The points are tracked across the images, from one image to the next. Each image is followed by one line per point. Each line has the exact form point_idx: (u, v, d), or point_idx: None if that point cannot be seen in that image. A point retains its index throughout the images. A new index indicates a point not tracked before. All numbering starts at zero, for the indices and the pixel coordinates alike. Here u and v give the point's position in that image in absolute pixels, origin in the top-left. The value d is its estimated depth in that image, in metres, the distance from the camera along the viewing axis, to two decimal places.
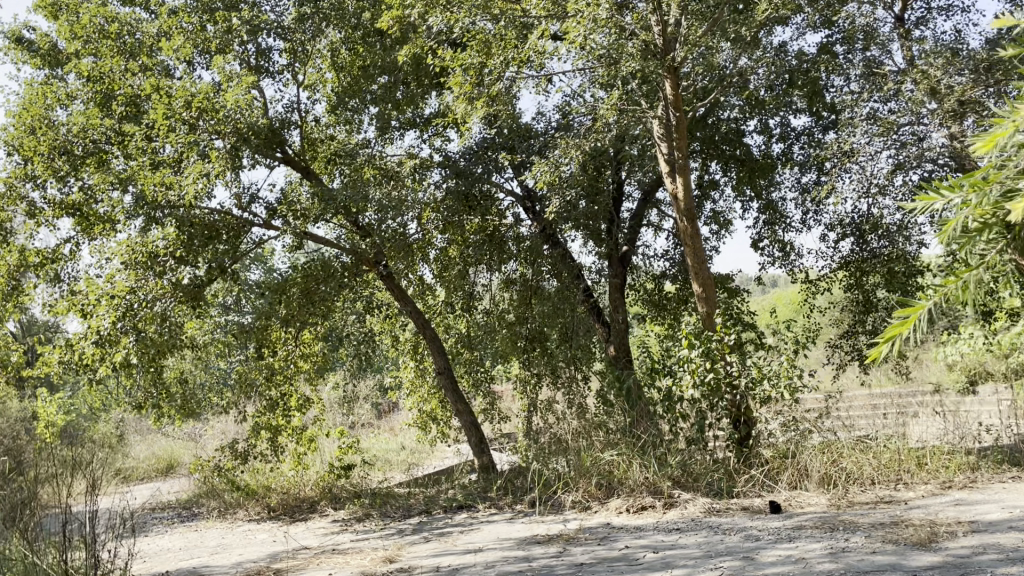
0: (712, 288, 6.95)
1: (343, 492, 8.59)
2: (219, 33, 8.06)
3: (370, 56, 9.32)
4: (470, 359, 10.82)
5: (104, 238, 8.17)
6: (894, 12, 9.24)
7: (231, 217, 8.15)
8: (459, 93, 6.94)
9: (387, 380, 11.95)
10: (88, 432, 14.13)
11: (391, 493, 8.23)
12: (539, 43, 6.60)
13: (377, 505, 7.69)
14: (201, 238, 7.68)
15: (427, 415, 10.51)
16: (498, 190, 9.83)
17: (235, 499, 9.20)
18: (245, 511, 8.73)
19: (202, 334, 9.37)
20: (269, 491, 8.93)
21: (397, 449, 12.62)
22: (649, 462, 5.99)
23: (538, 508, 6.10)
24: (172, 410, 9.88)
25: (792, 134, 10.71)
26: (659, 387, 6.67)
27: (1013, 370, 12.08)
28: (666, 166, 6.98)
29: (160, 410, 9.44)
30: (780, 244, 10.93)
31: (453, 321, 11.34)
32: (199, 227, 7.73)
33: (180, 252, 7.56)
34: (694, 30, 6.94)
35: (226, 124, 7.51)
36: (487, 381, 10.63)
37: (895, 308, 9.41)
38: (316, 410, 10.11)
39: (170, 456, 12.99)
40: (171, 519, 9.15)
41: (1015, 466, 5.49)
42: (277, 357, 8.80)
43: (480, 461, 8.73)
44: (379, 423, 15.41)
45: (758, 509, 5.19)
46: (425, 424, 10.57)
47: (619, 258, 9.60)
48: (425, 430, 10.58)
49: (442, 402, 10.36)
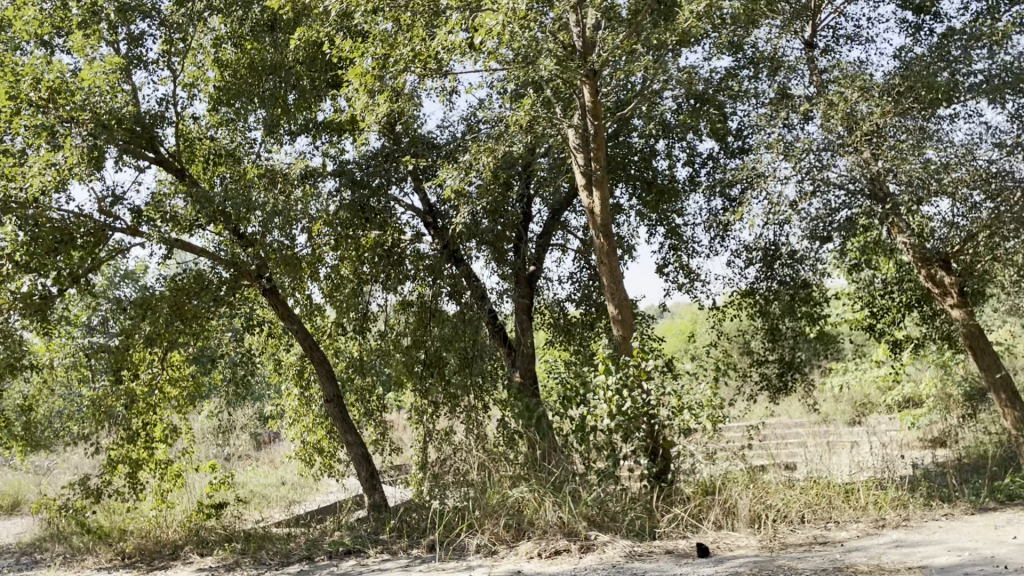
0: (628, 311, 6.49)
1: (212, 536, 7.59)
2: (84, 11, 7.13)
3: (259, 51, 8.53)
4: (361, 386, 10.00)
5: None
6: (801, 39, 9.23)
7: (89, 220, 7.13)
8: (358, 88, 6.28)
9: (268, 408, 10.95)
10: None
11: (267, 536, 7.30)
12: (449, 38, 6.04)
13: (251, 551, 6.76)
14: (47, 243, 6.66)
15: (312, 446, 9.63)
16: (397, 203, 9.16)
17: (83, 544, 8.00)
18: (92, 559, 7.57)
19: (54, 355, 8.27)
20: (124, 534, 7.76)
21: (277, 484, 11.58)
22: (562, 500, 5.41)
23: (438, 554, 5.39)
24: (13, 441, 8.59)
25: (699, 159, 10.53)
26: (571, 417, 6.12)
27: (900, 401, 12.31)
28: (582, 178, 6.52)
29: None
30: (685, 270, 10.69)
31: (343, 345, 10.51)
32: (48, 230, 6.71)
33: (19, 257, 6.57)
34: (613, 36, 6.55)
35: (83, 111, 6.65)
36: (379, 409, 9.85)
37: (801, 336, 9.25)
38: (185, 440, 9.05)
39: (13, 493, 11.45)
40: (4, 568, 7.85)
41: (941, 502, 5.24)
42: (139, 380, 7.74)
43: (371, 498, 7.90)
44: (257, 455, 14.26)
45: (684, 553, 4.68)
46: (309, 457, 9.66)
47: (524, 279, 9.07)
48: (309, 463, 9.67)
49: (329, 432, 9.51)
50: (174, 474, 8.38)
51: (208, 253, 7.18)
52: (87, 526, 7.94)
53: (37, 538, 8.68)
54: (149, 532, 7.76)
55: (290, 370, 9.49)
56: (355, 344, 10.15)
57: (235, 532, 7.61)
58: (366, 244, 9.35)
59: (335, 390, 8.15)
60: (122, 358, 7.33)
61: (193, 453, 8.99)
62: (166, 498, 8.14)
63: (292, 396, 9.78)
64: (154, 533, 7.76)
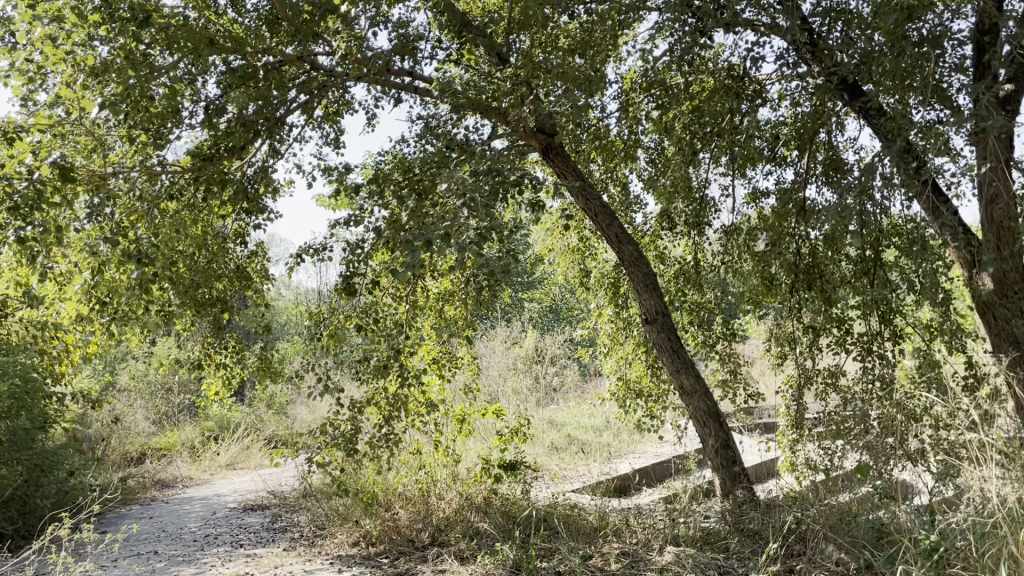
0: None
1: (485, 523, 5.19)
2: None
3: None
4: (696, 306, 6.99)
5: (39, 92, 3.76)
6: None
7: (310, 57, 4.65)
8: None
9: (577, 338, 8.44)
10: (228, 408, 11.81)
11: (564, 534, 4.68)
12: None
13: (534, 563, 4.15)
14: (251, 78, 4.25)
15: (634, 385, 7.04)
16: (756, 12, 5.76)
17: (338, 511, 5.89)
18: (335, 540, 5.53)
19: (253, 259, 5.73)
20: (387, 505, 5.56)
21: (598, 430, 9.45)
22: None
23: None
24: (220, 380, 5.79)
25: None
26: None
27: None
28: None
29: (217, 386, 5.95)
30: None
31: (667, 251, 7.55)
32: (244, 59, 4.26)
33: (243, 120, 4.27)
34: None
35: None
36: (723, 338, 6.81)
37: None
38: (469, 374, 6.78)
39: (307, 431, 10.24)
40: (250, 534, 5.97)
41: None
42: (389, 292, 5.55)
43: (729, 490, 4.92)
44: (575, 390, 12.14)
45: None
46: (629, 400, 7.11)
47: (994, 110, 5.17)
48: (628, 409, 7.11)
49: (656, 368, 6.81)
50: (450, 418, 6.08)
51: (453, 89, 4.40)
52: (345, 486, 5.82)
53: (291, 492, 7.04)
54: (420, 504, 5.50)
55: (600, 284, 7.13)
56: (687, 247, 7.15)
57: (517, 519, 5.13)
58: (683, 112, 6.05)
59: (668, 313, 5.20)
60: (357, 257, 5.00)
61: (479, 394, 6.69)
62: (443, 452, 5.83)
63: (606, 318, 7.23)
64: (421, 503, 5.52)
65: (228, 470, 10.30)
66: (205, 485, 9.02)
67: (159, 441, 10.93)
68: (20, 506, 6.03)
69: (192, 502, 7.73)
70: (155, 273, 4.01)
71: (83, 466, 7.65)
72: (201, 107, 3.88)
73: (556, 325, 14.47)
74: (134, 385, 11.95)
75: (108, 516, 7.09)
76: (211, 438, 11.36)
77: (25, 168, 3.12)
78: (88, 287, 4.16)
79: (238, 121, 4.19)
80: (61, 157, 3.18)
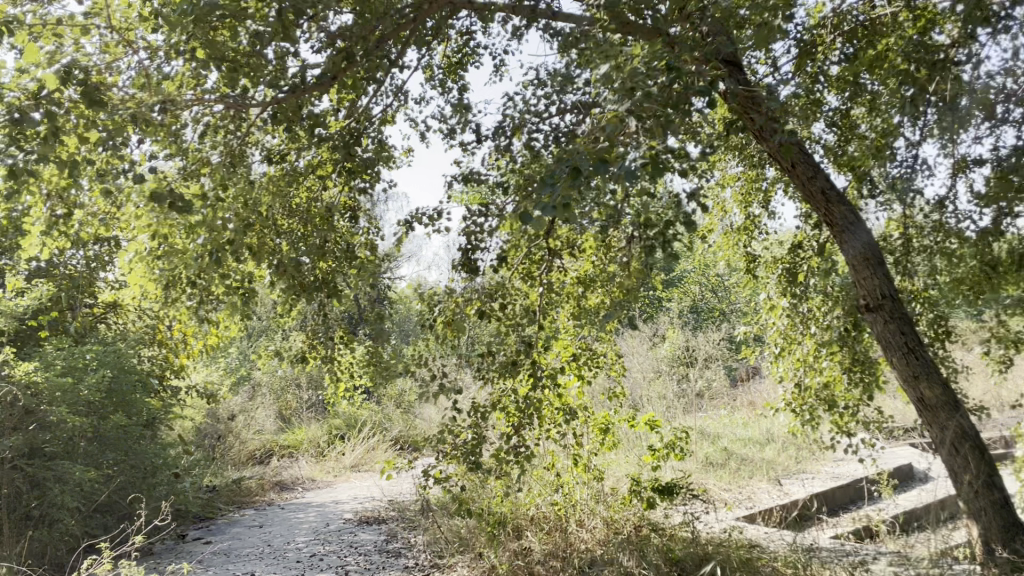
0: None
1: (636, 566, 4.13)
2: None
3: None
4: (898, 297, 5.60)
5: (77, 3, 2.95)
6: None
7: None
8: None
9: (738, 336, 7.19)
10: (353, 405, 11.26)
11: None
12: None
13: None
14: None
15: (815, 392, 5.76)
16: None
17: (458, 534, 4.98)
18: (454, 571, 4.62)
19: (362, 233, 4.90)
20: (515, 531, 4.60)
21: (760, 444, 8.14)
22: None
23: None
24: (326, 375, 5.01)
25: None
26: None
27: None
28: None
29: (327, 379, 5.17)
30: None
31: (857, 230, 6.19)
32: None
33: (334, 50, 3.38)
34: None
35: None
36: (935, 337, 5.40)
37: None
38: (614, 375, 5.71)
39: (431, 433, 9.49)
40: (361, 554, 5.17)
41: None
42: (518, 273, 4.56)
43: (983, 546, 3.77)
44: (726, 396, 10.81)
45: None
46: (809, 410, 5.80)
47: None
48: (809, 421, 5.81)
49: (846, 372, 5.49)
50: (588, 428, 5.05)
51: (599, 1, 3.36)
52: (466, 505, 4.91)
53: (410, 503, 6.23)
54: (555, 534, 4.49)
55: (773, 270, 5.88)
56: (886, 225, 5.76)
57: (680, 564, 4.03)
58: (878, 49, 4.77)
59: (896, 298, 4.01)
60: (479, 227, 4.03)
61: (625, 399, 5.62)
62: (583, 469, 4.81)
63: (780, 311, 5.96)
64: (558, 532, 4.53)
65: (351, 472, 9.70)
66: (326, 488, 8.43)
67: (285, 439, 10.52)
68: (120, 511, 5.50)
69: (307, 509, 7.07)
70: (230, 241, 3.20)
71: (194, 466, 7.12)
72: (277, 26, 3.01)
73: (703, 323, 13.16)
74: (264, 380, 11.67)
75: (219, 522, 6.53)
76: (337, 436, 10.85)
77: (36, 88, 2.34)
78: (158, 260, 3.42)
79: (329, 50, 3.33)
80: (84, 72, 2.39)
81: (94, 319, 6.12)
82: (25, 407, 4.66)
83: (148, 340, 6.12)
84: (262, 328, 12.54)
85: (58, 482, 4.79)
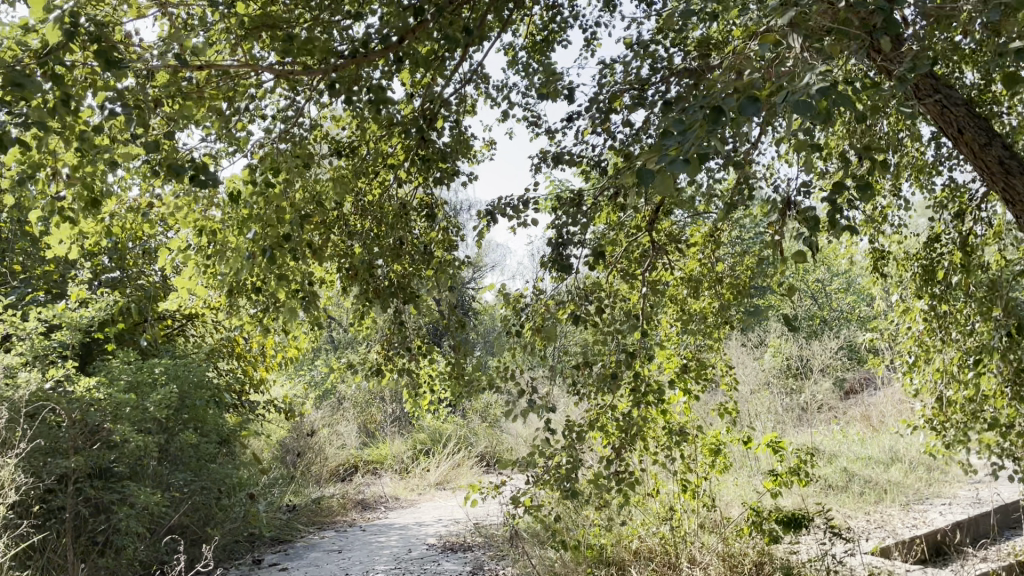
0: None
1: None
2: None
3: None
4: None
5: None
6: None
7: None
8: None
9: (861, 343, 6.40)
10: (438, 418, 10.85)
11: None
12: None
13: None
14: None
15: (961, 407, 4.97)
16: None
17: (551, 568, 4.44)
18: None
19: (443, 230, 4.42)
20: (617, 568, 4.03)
21: (884, 464, 7.29)
22: None
23: None
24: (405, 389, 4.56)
25: None
26: None
27: None
28: None
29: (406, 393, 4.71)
30: None
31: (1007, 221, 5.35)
32: None
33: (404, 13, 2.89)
34: None
35: None
36: None
37: None
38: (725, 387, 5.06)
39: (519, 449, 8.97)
40: None
41: None
42: (617, 273, 3.99)
43: None
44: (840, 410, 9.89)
45: None
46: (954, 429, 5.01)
47: None
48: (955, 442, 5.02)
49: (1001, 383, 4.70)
50: (697, 449, 4.43)
51: None
52: (561, 535, 4.36)
53: (498, 529, 5.71)
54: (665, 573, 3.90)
55: (907, 267, 5.11)
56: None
57: None
58: None
59: None
60: (572, 219, 3.49)
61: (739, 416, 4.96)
62: (693, 498, 4.19)
63: (916, 314, 5.19)
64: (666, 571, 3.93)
65: (436, 490, 9.27)
66: (410, 507, 8.01)
67: (369, 454, 10.19)
68: (193, 534, 5.20)
69: (389, 532, 6.64)
70: (286, 236, 2.76)
71: (273, 485, 6.80)
72: None
73: (809, 332, 12.19)
74: (348, 393, 11.39)
75: (297, 545, 6.18)
76: (422, 451, 10.45)
77: (43, 53, 1.95)
78: (212, 260, 3.02)
79: (397, 15, 2.85)
80: (99, 33, 1.98)
81: (170, 332, 5.85)
82: (89, 426, 4.37)
83: (224, 354, 5.81)
84: (346, 340, 12.30)
85: (124, 506, 4.50)
